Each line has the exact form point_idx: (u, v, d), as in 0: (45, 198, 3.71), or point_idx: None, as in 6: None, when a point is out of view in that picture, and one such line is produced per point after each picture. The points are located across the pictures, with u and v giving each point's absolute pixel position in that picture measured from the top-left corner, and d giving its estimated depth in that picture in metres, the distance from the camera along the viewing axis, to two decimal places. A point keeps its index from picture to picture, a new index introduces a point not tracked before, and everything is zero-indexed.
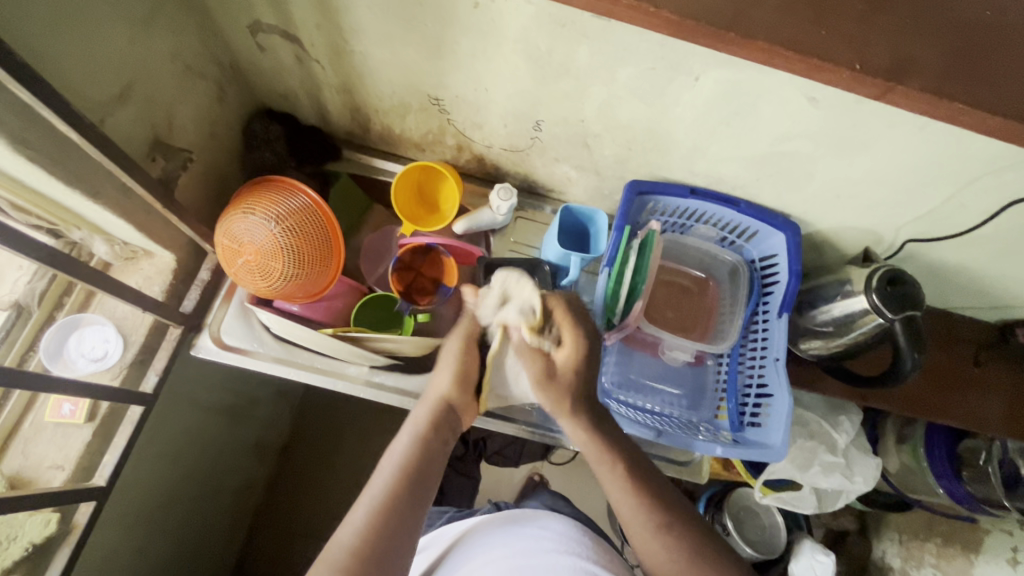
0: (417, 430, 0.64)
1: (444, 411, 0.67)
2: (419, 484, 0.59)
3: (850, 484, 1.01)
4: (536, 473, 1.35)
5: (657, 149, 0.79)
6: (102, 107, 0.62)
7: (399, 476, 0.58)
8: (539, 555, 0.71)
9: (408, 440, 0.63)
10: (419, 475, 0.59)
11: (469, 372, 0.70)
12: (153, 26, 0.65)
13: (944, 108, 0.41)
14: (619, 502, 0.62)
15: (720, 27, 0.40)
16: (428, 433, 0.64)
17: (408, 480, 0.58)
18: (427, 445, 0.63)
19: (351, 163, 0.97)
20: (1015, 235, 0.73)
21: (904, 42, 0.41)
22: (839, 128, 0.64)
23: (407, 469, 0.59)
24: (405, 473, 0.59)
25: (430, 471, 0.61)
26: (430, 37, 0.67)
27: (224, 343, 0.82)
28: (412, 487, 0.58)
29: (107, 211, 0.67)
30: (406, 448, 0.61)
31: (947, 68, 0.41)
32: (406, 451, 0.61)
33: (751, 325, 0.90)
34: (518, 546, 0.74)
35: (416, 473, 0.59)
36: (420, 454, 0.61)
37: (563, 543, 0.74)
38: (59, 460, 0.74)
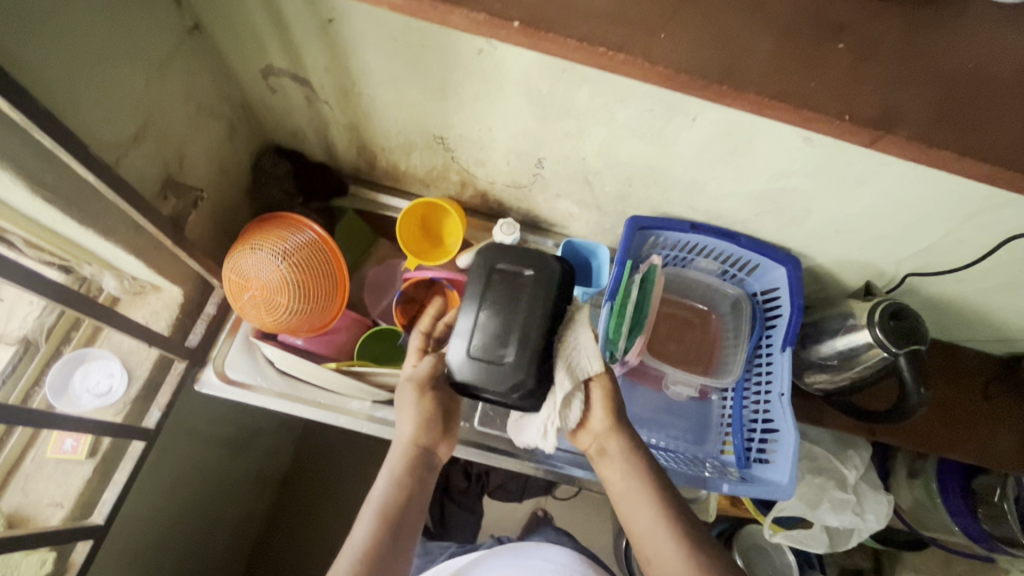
0: (394, 475, 0.62)
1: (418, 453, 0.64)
2: (400, 532, 0.59)
3: (861, 522, 0.98)
4: (540, 508, 1.32)
5: (657, 186, 0.80)
6: (117, 147, 0.64)
7: (380, 523, 0.58)
8: None
9: (386, 483, 0.61)
10: (399, 523, 0.59)
11: (432, 409, 0.66)
12: (168, 69, 0.68)
13: None
14: (649, 530, 0.60)
15: None
16: (406, 477, 0.62)
17: (391, 524, 0.59)
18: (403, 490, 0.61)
19: (356, 199, 0.99)
20: (1015, 269, 0.74)
21: None
22: (836, 166, 0.65)
23: (387, 519, 0.59)
24: (385, 524, 0.58)
25: (411, 516, 0.60)
26: (434, 79, 0.70)
27: (228, 377, 0.82)
28: (393, 536, 0.58)
29: (118, 247, 0.68)
30: (385, 496, 0.61)
31: None
32: (384, 498, 0.60)
33: (754, 358, 0.90)
34: None
35: (397, 517, 0.59)
36: (397, 501, 0.60)
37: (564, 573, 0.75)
38: (58, 498, 0.73)
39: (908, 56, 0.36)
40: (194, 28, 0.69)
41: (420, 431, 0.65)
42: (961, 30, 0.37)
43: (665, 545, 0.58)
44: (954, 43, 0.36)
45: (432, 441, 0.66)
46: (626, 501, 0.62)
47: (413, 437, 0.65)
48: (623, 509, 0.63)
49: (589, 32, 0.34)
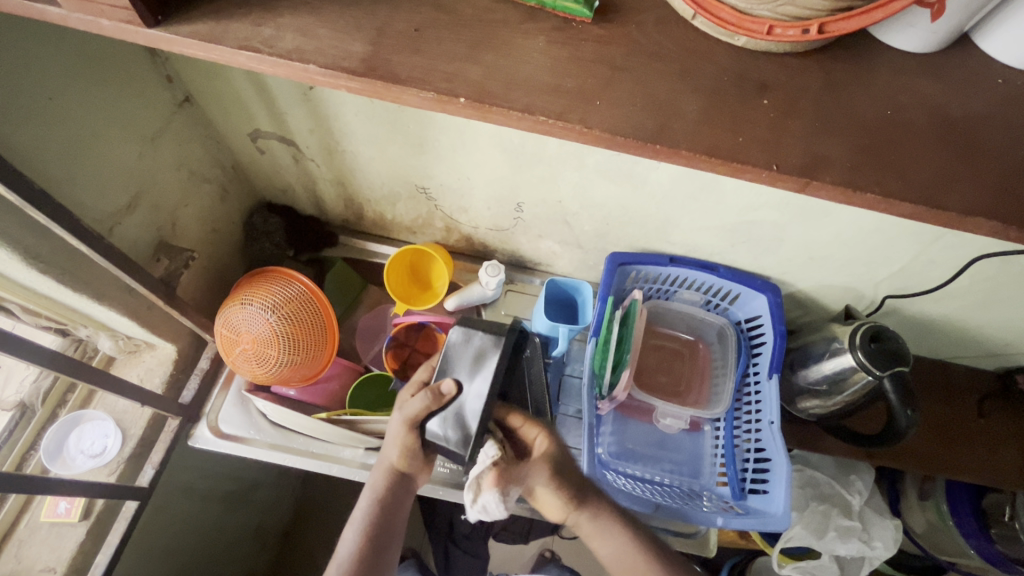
0: (377, 494, 0.61)
1: (397, 477, 0.62)
2: (383, 548, 0.58)
3: (869, 549, 0.96)
4: (547, 549, 1.29)
5: (634, 224, 0.83)
6: (110, 217, 0.67)
7: (364, 539, 0.58)
8: None
9: (369, 500, 0.60)
10: (383, 540, 0.58)
11: (416, 443, 0.60)
12: (160, 141, 0.72)
13: None
14: None
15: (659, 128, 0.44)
16: (386, 497, 0.60)
17: (373, 540, 0.58)
18: (387, 507, 0.60)
19: (347, 249, 1.02)
20: (988, 287, 0.75)
21: None
22: (799, 198, 0.68)
23: (370, 536, 0.58)
24: (369, 543, 0.57)
25: (395, 529, 0.59)
26: (412, 137, 0.74)
27: (221, 432, 0.83)
28: (376, 552, 0.57)
29: (112, 310, 0.71)
30: (369, 511, 0.60)
31: None
32: (368, 515, 0.59)
33: (743, 387, 0.90)
34: None
35: (379, 531, 0.58)
36: (380, 516, 0.59)
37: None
38: (51, 563, 0.73)
39: (827, 110, 0.40)
40: (185, 101, 0.74)
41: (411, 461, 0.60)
42: (872, 84, 0.41)
43: None
44: (866, 96, 0.40)
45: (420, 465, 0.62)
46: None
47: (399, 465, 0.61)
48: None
49: (530, 102, 0.37)
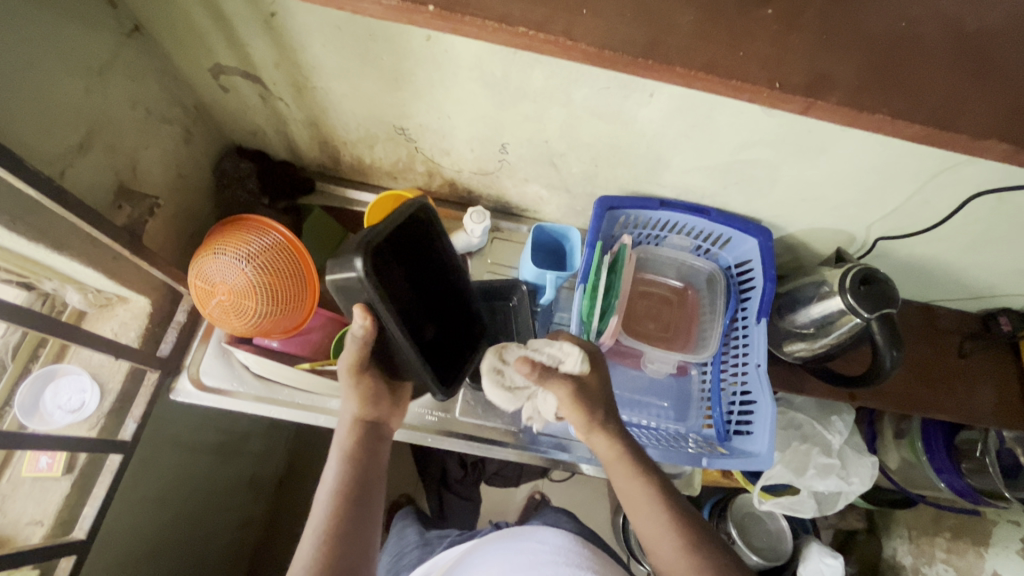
0: (344, 450, 0.60)
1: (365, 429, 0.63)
2: (362, 498, 0.57)
3: (846, 484, 0.99)
4: (537, 492, 1.35)
5: (623, 165, 0.79)
6: (61, 159, 0.62)
7: (340, 490, 0.56)
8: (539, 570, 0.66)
9: (338, 459, 0.60)
10: (360, 491, 0.57)
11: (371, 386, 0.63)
12: (110, 75, 0.66)
13: None
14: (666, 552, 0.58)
15: None
16: (357, 451, 0.61)
17: (350, 491, 0.57)
18: (357, 461, 0.60)
19: (325, 195, 0.99)
20: (981, 227, 0.74)
21: None
22: (797, 135, 0.65)
23: (345, 487, 0.57)
24: (345, 496, 0.56)
25: (370, 482, 0.59)
26: (386, 71, 0.69)
27: (203, 384, 0.82)
28: (357, 501, 0.57)
29: (74, 261, 0.67)
30: (339, 469, 0.58)
31: None
32: (339, 473, 0.58)
33: (732, 332, 0.90)
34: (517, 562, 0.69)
35: (352, 485, 0.57)
36: (351, 469, 0.58)
37: (563, 554, 0.69)
38: (38, 516, 0.72)
39: (827, 28, 0.37)
40: (135, 32, 0.68)
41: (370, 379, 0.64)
42: None
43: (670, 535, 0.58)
44: (874, 8, 0.37)
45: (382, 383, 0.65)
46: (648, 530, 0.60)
47: (355, 411, 0.63)
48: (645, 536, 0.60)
49: (508, 12, 0.34)
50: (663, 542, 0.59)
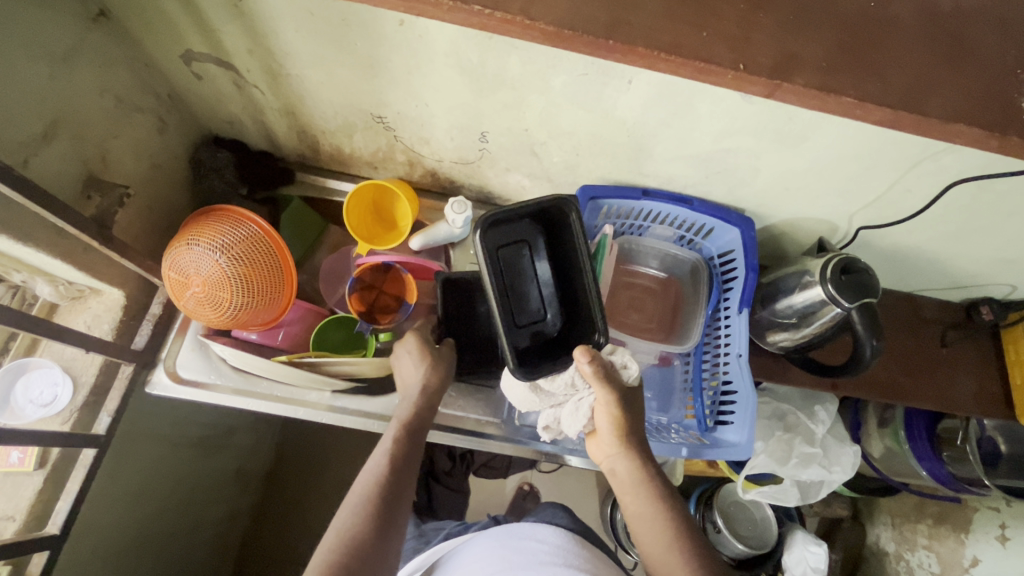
0: (403, 424, 0.71)
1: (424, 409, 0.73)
2: (408, 466, 0.66)
3: (829, 474, 1.00)
4: (525, 483, 1.35)
5: (604, 154, 0.78)
6: (24, 147, 0.61)
7: (391, 461, 0.65)
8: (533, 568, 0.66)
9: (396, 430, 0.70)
10: (408, 460, 0.67)
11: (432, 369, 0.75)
12: (74, 61, 0.64)
13: None
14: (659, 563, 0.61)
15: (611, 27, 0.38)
16: (413, 425, 0.71)
17: (400, 457, 0.66)
18: (412, 436, 0.70)
19: (304, 186, 0.97)
20: (962, 216, 0.74)
21: None
22: (777, 123, 0.64)
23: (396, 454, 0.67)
24: (395, 462, 0.65)
25: (415, 456, 0.69)
26: (362, 57, 0.67)
27: (180, 378, 0.82)
28: (404, 467, 0.66)
29: (41, 252, 0.65)
30: (396, 437, 0.69)
31: None
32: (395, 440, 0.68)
33: (714, 322, 0.90)
34: (513, 560, 0.68)
35: (403, 453, 0.67)
36: (405, 441, 0.69)
37: (562, 555, 0.68)
38: (9, 511, 0.71)
39: (788, 25, 0.37)
40: (100, 16, 0.66)
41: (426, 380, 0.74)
42: None
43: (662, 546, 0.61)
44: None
45: (439, 387, 0.75)
46: (644, 532, 0.64)
47: (420, 389, 0.74)
48: (638, 535, 0.64)
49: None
50: (656, 546, 0.62)
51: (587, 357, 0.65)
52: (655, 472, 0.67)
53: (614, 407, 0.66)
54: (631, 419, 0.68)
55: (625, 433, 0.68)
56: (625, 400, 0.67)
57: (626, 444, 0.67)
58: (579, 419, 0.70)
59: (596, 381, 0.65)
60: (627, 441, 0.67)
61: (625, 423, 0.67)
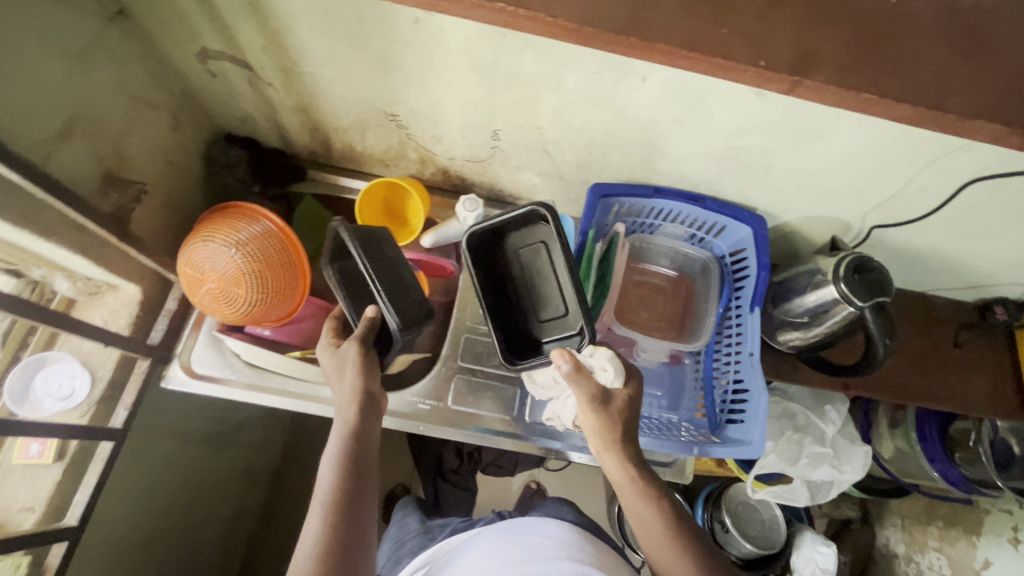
0: (347, 426, 0.63)
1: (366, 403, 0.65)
2: (361, 474, 0.60)
3: (839, 474, 1.00)
4: (532, 481, 1.36)
5: (616, 152, 0.78)
6: (44, 143, 0.62)
7: (341, 477, 0.59)
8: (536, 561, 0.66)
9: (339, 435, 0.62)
10: (358, 469, 0.60)
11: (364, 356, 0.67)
12: (93, 59, 0.65)
13: None
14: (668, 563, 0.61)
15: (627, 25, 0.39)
16: (358, 425, 0.63)
17: (350, 468, 0.59)
18: (358, 438, 0.62)
19: (316, 183, 0.98)
20: (977, 215, 0.73)
21: None
22: (791, 120, 0.64)
23: (345, 466, 0.60)
24: (346, 478, 0.59)
25: (369, 458, 0.62)
26: (375, 55, 0.68)
27: (195, 372, 0.83)
28: (356, 478, 0.59)
29: (61, 247, 0.66)
30: (341, 444, 0.61)
31: None
32: (340, 448, 0.61)
33: (725, 321, 0.90)
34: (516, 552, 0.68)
35: (353, 463, 0.60)
36: (352, 448, 0.61)
37: (565, 548, 0.69)
38: (29, 502, 0.72)
39: (804, 23, 0.37)
40: (118, 14, 0.67)
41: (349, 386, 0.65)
42: None
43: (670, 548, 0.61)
44: None
45: (369, 384, 0.66)
46: (648, 535, 0.63)
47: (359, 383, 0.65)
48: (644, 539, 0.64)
49: None
50: (666, 550, 0.61)
51: (565, 358, 0.64)
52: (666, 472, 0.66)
53: (591, 405, 0.65)
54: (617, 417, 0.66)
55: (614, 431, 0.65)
56: (607, 400, 0.66)
57: (615, 443, 0.65)
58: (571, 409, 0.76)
59: (573, 383, 0.65)
60: (616, 440, 0.65)
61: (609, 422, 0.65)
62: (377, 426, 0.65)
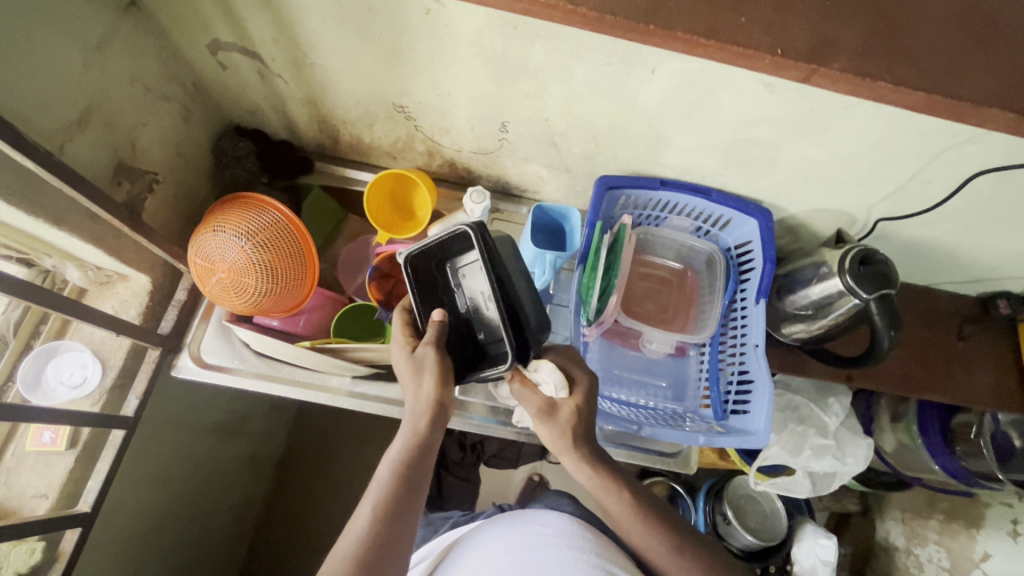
0: (415, 435, 0.61)
1: (437, 415, 0.63)
2: (414, 488, 0.58)
3: (841, 465, 1.00)
4: (535, 473, 1.37)
5: (624, 144, 0.79)
6: (59, 133, 0.62)
7: (395, 481, 0.57)
8: (539, 551, 0.66)
9: (405, 440, 0.61)
10: (415, 480, 0.58)
11: (445, 367, 0.63)
12: (106, 50, 0.65)
13: None
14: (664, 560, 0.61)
15: (639, 15, 0.39)
16: (425, 435, 0.61)
17: (406, 476, 0.58)
18: (422, 450, 0.61)
19: (324, 176, 0.98)
20: (982, 208, 0.73)
21: None
22: (799, 113, 0.64)
23: (402, 473, 0.58)
24: (401, 482, 0.57)
25: (425, 474, 0.60)
26: (386, 47, 0.68)
27: (204, 362, 0.83)
28: (410, 487, 0.58)
29: (74, 236, 0.67)
30: (403, 450, 0.60)
31: None
32: (403, 453, 0.60)
33: (730, 313, 0.90)
34: (519, 543, 0.68)
35: (411, 471, 0.59)
36: (414, 457, 0.60)
37: (566, 537, 0.69)
38: (42, 489, 0.73)
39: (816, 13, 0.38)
40: (130, 5, 0.67)
41: (422, 396, 0.62)
42: None
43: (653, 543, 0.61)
44: None
45: (442, 401, 0.63)
46: (635, 535, 0.62)
47: (433, 394, 0.62)
48: (633, 541, 0.62)
49: None
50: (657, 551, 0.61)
51: (514, 377, 0.67)
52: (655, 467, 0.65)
53: (539, 417, 0.64)
54: (573, 422, 0.64)
55: (570, 433, 0.63)
56: (555, 416, 0.64)
57: (576, 445, 0.64)
58: None
59: (520, 395, 0.66)
60: (574, 442, 0.63)
61: (562, 429, 0.64)
62: (439, 442, 0.63)
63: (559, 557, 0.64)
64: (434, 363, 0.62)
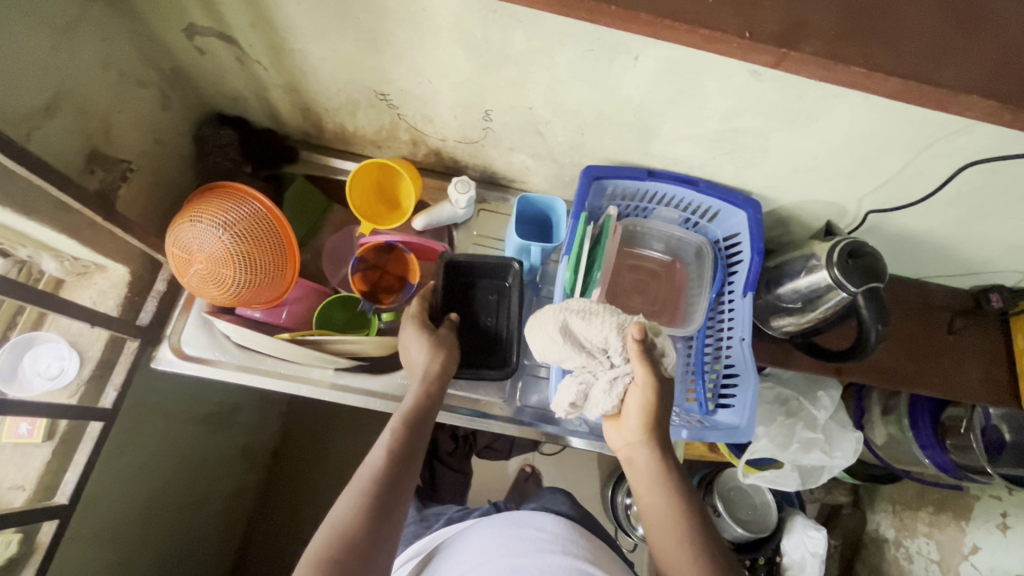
0: (420, 393, 0.70)
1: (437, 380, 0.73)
2: (419, 434, 0.66)
3: (829, 459, 1.00)
4: (527, 465, 1.36)
5: (610, 133, 0.77)
6: (27, 120, 0.61)
7: (404, 427, 0.65)
8: (531, 555, 0.66)
9: (412, 397, 0.70)
10: (420, 428, 0.67)
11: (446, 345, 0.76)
12: (76, 34, 0.64)
13: (848, 74, 0.40)
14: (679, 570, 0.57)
15: None
16: (428, 395, 0.71)
17: (412, 422, 0.66)
18: (425, 406, 0.70)
19: (307, 164, 0.97)
20: (975, 199, 0.72)
21: (797, 7, 0.41)
22: (786, 102, 0.63)
23: (410, 420, 0.67)
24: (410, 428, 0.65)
25: (428, 427, 0.68)
26: (364, 31, 0.66)
27: (184, 353, 0.82)
28: (417, 433, 0.66)
29: (45, 226, 0.66)
30: (411, 404, 0.69)
31: (849, 29, 0.41)
32: (411, 406, 0.69)
33: (718, 305, 0.89)
34: (510, 544, 0.68)
35: (417, 420, 0.67)
36: (420, 409, 0.69)
37: (559, 542, 0.69)
38: (19, 481, 0.73)
39: None
40: None
41: (428, 365, 0.73)
42: None
43: (680, 553, 0.58)
44: None
45: (443, 374, 0.73)
46: (656, 535, 0.61)
47: (434, 362, 0.73)
48: (653, 541, 0.61)
49: None
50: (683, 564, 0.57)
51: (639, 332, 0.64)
52: (675, 464, 0.64)
53: (653, 393, 0.64)
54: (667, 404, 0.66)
55: (663, 417, 0.65)
56: (663, 391, 0.65)
57: (655, 434, 0.65)
58: (609, 397, 0.67)
59: (641, 361, 0.64)
60: (655, 430, 0.65)
61: (659, 412, 0.65)
62: (439, 405, 0.72)
63: (553, 564, 0.65)
64: (438, 344, 0.75)
